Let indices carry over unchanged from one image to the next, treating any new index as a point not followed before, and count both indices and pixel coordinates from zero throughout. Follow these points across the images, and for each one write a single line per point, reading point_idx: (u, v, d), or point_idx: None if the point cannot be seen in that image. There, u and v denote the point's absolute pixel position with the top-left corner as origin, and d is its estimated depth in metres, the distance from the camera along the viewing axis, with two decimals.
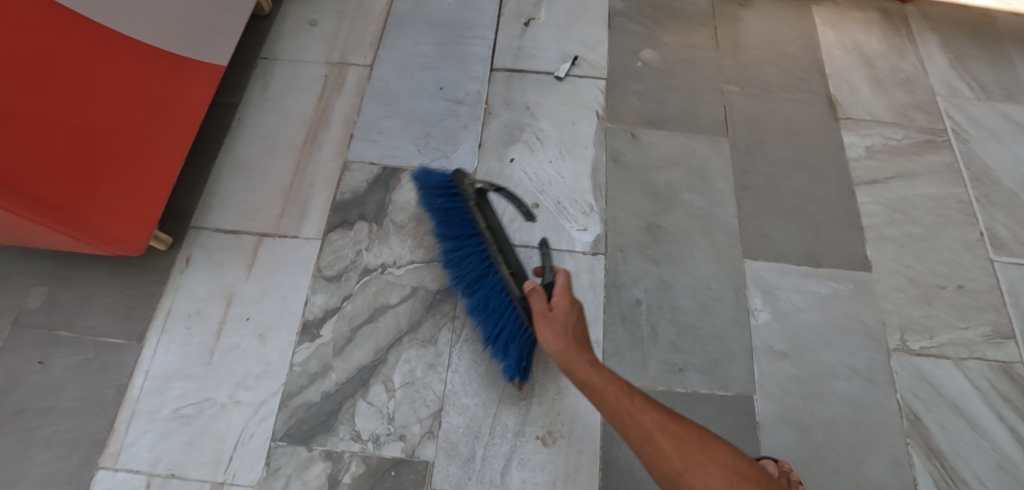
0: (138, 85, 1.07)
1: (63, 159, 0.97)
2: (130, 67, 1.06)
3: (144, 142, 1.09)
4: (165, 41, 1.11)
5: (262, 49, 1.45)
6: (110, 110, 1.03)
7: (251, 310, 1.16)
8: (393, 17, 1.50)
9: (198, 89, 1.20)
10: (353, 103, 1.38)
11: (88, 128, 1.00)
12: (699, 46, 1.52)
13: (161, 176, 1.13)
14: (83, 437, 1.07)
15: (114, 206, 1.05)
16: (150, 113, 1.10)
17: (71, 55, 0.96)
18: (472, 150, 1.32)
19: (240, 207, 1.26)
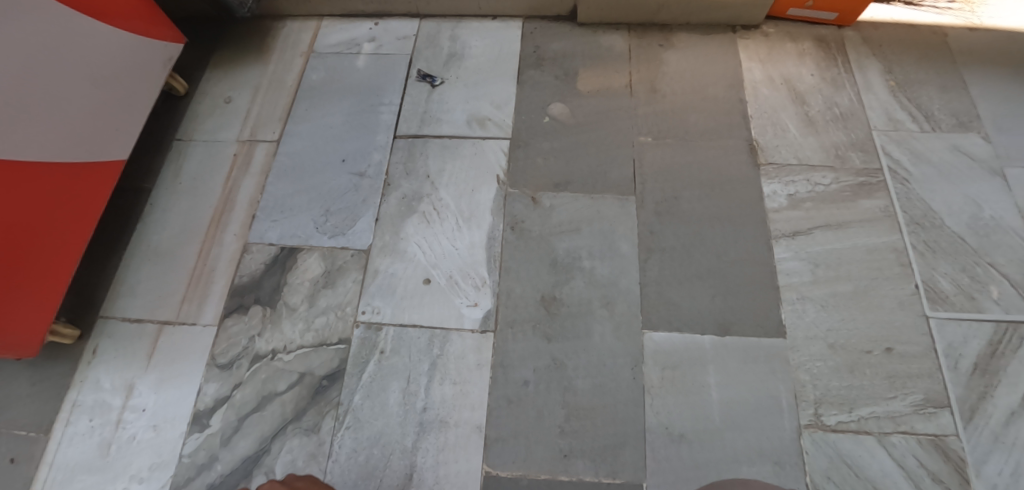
0: (44, 196, 1.11)
1: None
2: (36, 181, 1.10)
3: (47, 249, 1.13)
4: (64, 152, 1.15)
5: (178, 130, 1.49)
6: (12, 225, 1.05)
7: (147, 401, 1.19)
8: (304, 89, 1.52)
9: (100, 188, 1.24)
10: (259, 181, 1.39)
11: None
12: (613, 95, 1.46)
13: (59, 278, 1.17)
14: None
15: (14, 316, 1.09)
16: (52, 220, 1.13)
17: None
18: (369, 225, 1.31)
19: (147, 295, 1.29)
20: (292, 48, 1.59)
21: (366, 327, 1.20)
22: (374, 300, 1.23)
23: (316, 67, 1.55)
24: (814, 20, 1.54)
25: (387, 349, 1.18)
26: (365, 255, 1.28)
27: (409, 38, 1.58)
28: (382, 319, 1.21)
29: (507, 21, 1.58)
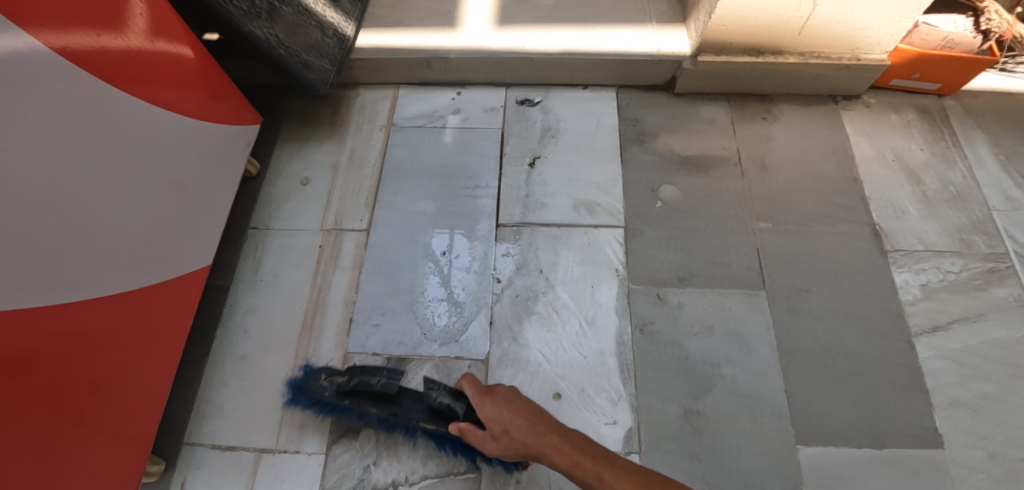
0: (128, 332, 0.96)
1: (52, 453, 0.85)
2: (119, 317, 0.94)
3: (132, 388, 0.98)
4: (149, 273, 1.00)
5: (252, 216, 1.35)
6: (94, 373, 0.90)
7: None
8: (389, 169, 1.40)
9: (185, 303, 1.09)
10: (351, 278, 1.26)
11: (76, 405, 0.88)
12: (723, 175, 1.37)
13: (148, 416, 1.02)
14: None
15: (102, 470, 0.94)
16: (126, 368, 0.96)
17: (64, 341, 0.84)
18: (483, 330, 1.20)
19: (238, 416, 1.15)
20: (369, 122, 1.47)
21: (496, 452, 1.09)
22: None
23: (397, 143, 1.43)
24: (916, 89, 1.49)
25: (524, 478, 1.07)
26: (483, 366, 1.16)
27: (497, 110, 1.47)
28: None
29: (600, 91, 1.49)
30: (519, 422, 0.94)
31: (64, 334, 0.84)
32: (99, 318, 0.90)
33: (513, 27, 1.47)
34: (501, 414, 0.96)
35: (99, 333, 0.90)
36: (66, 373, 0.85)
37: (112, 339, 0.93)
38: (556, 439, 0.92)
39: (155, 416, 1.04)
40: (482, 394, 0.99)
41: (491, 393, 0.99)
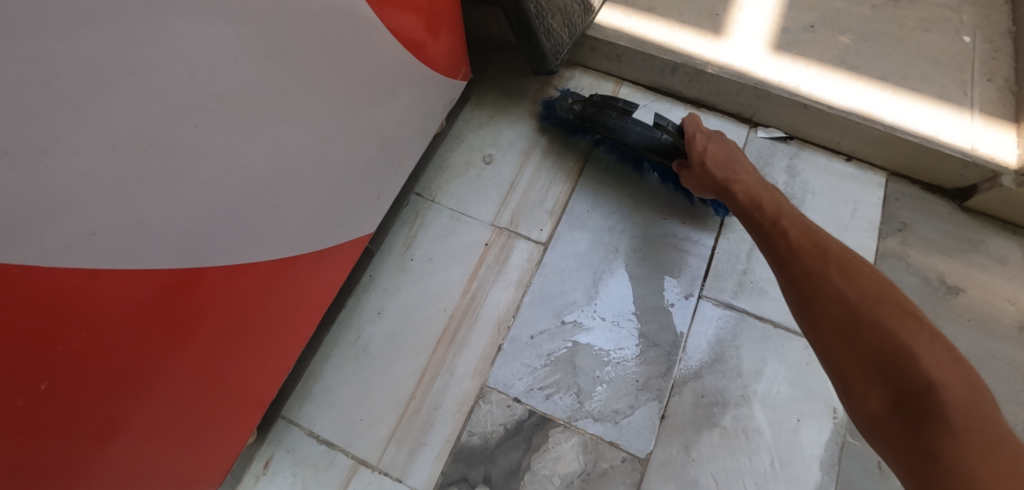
0: (259, 305, 0.70)
1: (133, 453, 0.60)
2: (256, 288, 0.67)
3: (241, 368, 0.75)
4: (328, 233, 0.82)
5: (421, 179, 1.16)
6: (208, 355, 0.65)
7: None
8: (589, 178, 1.16)
9: (329, 275, 0.87)
10: (512, 296, 1.04)
11: (174, 396, 0.62)
12: (999, 336, 1.05)
13: (254, 393, 0.82)
14: None
15: (189, 456, 0.73)
16: (224, 353, 0.68)
17: (181, 320, 0.56)
18: (650, 421, 0.96)
19: (345, 410, 0.97)
20: None
21: None
22: None
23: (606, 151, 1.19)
24: None
25: None
26: (641, 467, 0.93)
27: None
28: None
29: (864, 170, 1.19)
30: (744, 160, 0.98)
31: (170, 312, 0.54)
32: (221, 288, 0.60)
33: (791, 57, 1.17)
34: (730, 148, 0.99)
35: (211, 308, 0.60)
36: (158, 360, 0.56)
37: (224, 317, 0.64)
38: (845, 263, 0.71)
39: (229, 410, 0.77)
40: (699, 131, 1.01)
41: (709, 134, 1.01)
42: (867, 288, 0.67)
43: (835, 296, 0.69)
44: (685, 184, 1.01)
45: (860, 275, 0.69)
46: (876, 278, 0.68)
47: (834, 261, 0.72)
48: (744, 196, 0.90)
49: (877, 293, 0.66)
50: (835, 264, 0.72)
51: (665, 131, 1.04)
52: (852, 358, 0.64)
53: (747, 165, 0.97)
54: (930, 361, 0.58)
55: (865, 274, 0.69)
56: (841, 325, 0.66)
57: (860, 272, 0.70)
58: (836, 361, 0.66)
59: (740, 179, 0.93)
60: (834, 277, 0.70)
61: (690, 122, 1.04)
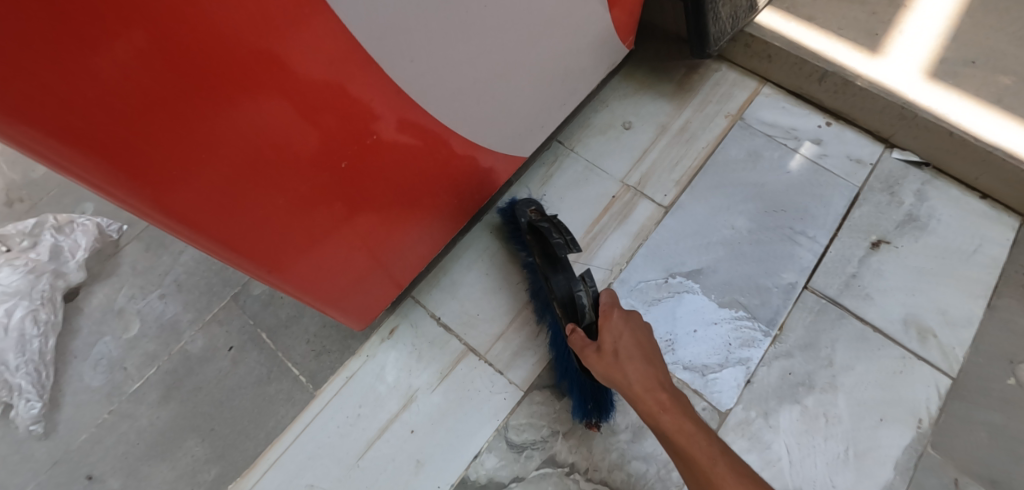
0: (428, 153, 0.78)
1: (331, 255, 0.73)
2: (428, 133, 0.74)
3: (410, 215, 0.85)
4: (503, 141, 0.96)
5: (564, 130, 1.28)
6: (385, 187, 0.74)
7: (421, 426, 1.00)
8: (717, 160, 1.24)
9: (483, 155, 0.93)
10: (628, 246, 1.15)
11: (360, 215, 0.73)
12: None
13: (417, 249, 0.95)
14: (230, 453, 1.02)
15: (369, 284, 0.88)
16: (374, 208, 0.76)
17: (368, 140, 0.65)
18: (736, 383, 1.02)
19: (465, 304, 1.10)
20: (718, 102, 1.31)
21: None
22: None
23: (738, 140, 1.26)
24: None
25: None
26: (719, 419, 1.00)
27: (864, 164, 1.23)
28: None
29: (998, 211, 1.18)
30: (636, 352, 0.84)
31: (326, 148, 0.60)
32: (368, 138, 0.65)
33: (945, 86, 1.18)
34: (623, 329, 0.86)
35: (360, 158, 0.66)
36: (336, 182, 0.65)
37: (371, 170, 0.69)
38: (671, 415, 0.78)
39: (394, 259, 0.89)
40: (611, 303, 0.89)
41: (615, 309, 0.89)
42: (690, 431, 0.76)
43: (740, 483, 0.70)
44: (591, 366, 0.86)
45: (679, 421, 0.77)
46: (691, 424, 0.77)
47: (662, 410, 0.79)
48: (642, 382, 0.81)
49: (692, 441, 0.75)
50: (666, 407, 0.79)
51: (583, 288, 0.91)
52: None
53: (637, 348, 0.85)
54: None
55: (684, 421, 0.77)
56: (684, 466, 0.75)
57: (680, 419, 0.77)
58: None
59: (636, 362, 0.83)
60: (670, 423, 0.78)
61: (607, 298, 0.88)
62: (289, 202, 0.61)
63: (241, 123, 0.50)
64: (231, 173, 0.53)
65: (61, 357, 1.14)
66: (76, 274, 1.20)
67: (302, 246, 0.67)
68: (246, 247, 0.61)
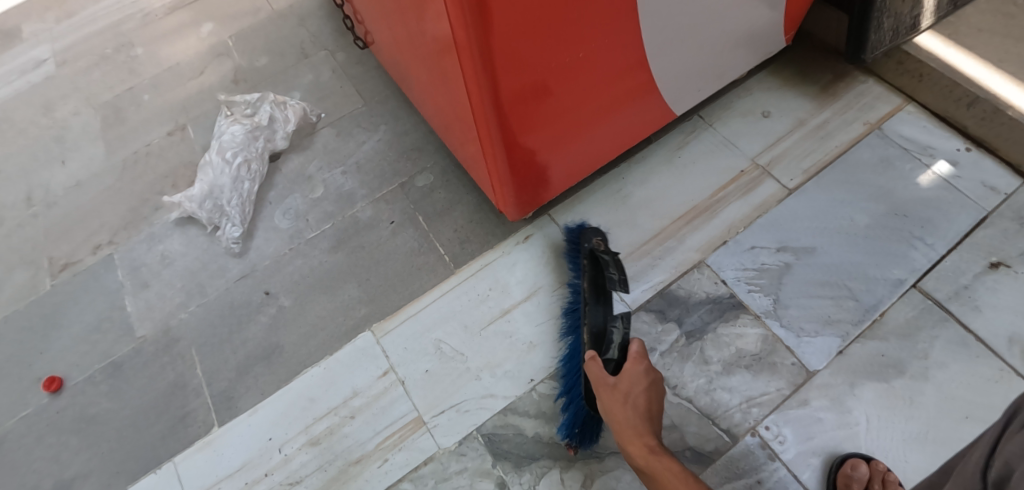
0: (618, 78, 0.96)
1: (530, 142, 0.94)
2: (625, 60, 0.93)
3: (586, 133, 1.04)
4: (668, 89, 1.12)
5: (706, 108, 1.42)
6: (582, 100, 0.94)
7: (539, 316, 1.16)
8: (848, 160, 1.32)
9: (650, 99, 1.10)
10: (748, 214, 1.26)
11: (560, 116, 0.93)
12: None
13: (577, 167, 1.13)
14: (378, 300, 1.22)
15: (538, 183, 1.08)
16: (570, 113, 0.95)
17: (589, 53, 0.85)
18: (828, 350, 1.11)
19: (593, 230, 1.26)
20: (859, 110, 1.38)
21: (762, 447, 1.03)
22: (785, 426, 1.04)
23: (872, 146, 1.33)
24: None
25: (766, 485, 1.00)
26: (806, 376, 1.08)
27: (998, 192, 1.24)
28: (781, 451, 1.02)
29: None
30: (642, 404, 0.88)
31: (541, 48, 0.76)
32: (570, 39, 0.79)
33: None
34: (641, 379, 0.90)
35: (560, 56, 0.80)
36: (560, 80, 0.85)
37: (564, 70, 0.84)
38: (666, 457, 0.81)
39: (564, 156, 1.05)
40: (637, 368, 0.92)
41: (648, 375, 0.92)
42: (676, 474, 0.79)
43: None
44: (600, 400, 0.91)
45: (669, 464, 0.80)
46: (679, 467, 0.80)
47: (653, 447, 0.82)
48: (631, 421, 0.86)
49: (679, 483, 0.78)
50: (654, 448, 0.82)
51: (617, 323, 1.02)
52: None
53: (643, 401, 0.88)
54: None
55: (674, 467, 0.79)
56: None
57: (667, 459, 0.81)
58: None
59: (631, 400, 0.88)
60: (653, 460, 0.81)
61: (634, 339, 0.97)
62: (530, 86, 0.81)
63: (502, 28, 0.69)
64: (482, 55, 0.70)
65: (260, 201, 1.41)
66: (281, 143, 1.48)
67: (507, 123, 0.85)
68: (493, 115, 0.82)
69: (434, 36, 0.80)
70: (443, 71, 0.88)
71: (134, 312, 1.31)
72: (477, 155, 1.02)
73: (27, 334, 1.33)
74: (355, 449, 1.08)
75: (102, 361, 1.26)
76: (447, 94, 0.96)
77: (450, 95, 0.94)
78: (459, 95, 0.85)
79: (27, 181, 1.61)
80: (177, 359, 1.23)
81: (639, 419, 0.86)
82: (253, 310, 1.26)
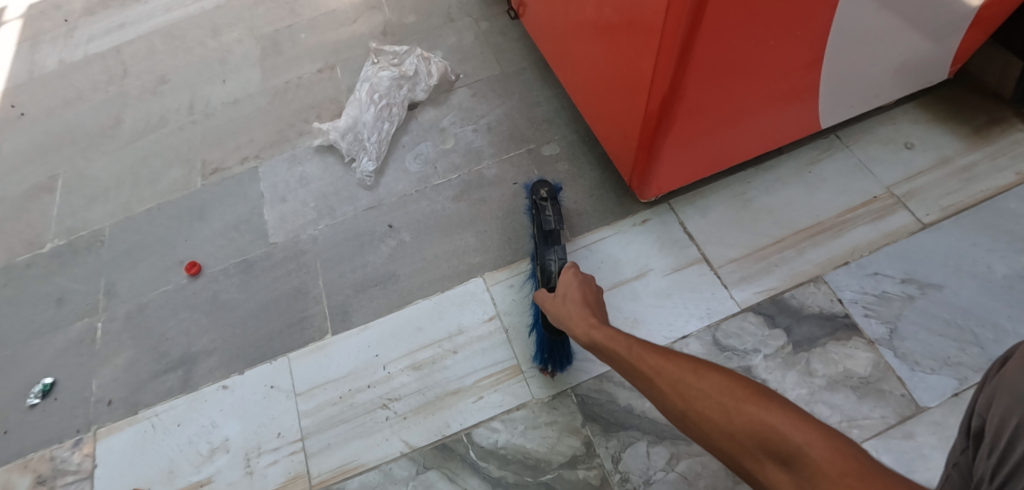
0: (792, 72, 0.95)
1: (691, 120, 0.94)
2: (805, 52, 0.91)
3: (740, 124, 1.03)
4: (827, 97, 1.09)
5: (845, 128, 1.39)
6: (751, 86, 0.93)
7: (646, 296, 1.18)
8: (993, 206, 1.24)
9: (809, 103, 1.08)
10: (875, 240, 1.23)
11: (728, 97, 0.93)
12: None
13: (718, 161, 1.12)
14: (492, 252, 1.27)
15: (678, 167, 1.08)
16: (736, 98, 0.94)
17: (780, 36, 0.84)
18: (944, 390, 1.05)
19: (712, 226, 1.26)
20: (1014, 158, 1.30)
21: None
22: (885, 454, 1.01)
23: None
24: None
25: None
26: (915, 410, 1.04)
27: None
28: None
29: None
30: (578, 297, 0.90)
31: (743, 19, 0.76)
32: (774, 23, 0.78)
33: None
34: (571, 280, 0.93)
35: (761, 30, 0.80)
36: (743, 59, 0.85)
37: (752, 52, 0.83)
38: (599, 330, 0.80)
39: (712, 145, 1.05)
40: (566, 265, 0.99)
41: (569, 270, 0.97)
42: (645, 354, 0.68)
43: (672, 383, 0.63)
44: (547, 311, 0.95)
45: (620, 340, 0.74)
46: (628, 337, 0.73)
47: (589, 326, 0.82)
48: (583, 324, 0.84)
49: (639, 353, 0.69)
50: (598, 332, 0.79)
51: (555, 255, 1.11)
52: (719, 447, 0.57)
53: (576, 297, 0.90)
54: (791, 429, 0.51)
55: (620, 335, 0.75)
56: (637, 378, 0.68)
57: (621, 348, 0.72)
58: (707, 446, 0.59)
59: (564, 301, 0.91)
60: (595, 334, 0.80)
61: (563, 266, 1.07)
62: (717, 57, 0.81)
63: None
64: (693, 12, 0.71)
65: (394, 143, 1.51)
66: (421, 96, 1.58)
67: (682, 93, 0.86)
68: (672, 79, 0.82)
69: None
70: (626, 31, 0.89)
71: (270, 221, 1.43)
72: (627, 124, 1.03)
73: (175, 222, 1.47)
74: (452, 381, 1.13)
75: (237, 257, 1.39)
76: (617, 57, 0.96)
77: (621, 58, 0.95)
78: (641, 57, 0.86)
79: (191, 92, 1.76)
80: (302, 268, 1.34)
81: (592, 323, 0.83)
82: (376, 238, 1.35)
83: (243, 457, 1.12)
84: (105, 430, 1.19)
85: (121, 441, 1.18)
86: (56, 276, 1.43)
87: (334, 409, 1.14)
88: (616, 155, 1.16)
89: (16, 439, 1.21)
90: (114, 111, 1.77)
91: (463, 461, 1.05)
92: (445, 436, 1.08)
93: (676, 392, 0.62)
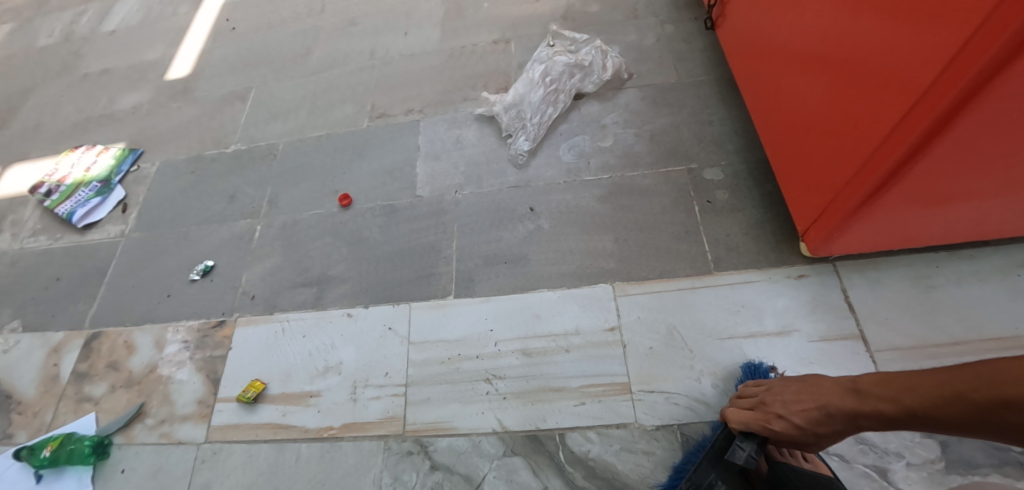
0: None
1: (913, 185, 0.85)
2: None
3: (963, 211, 0.91)
4: None
5: None
6: (1001, 174, 0.82)
7: (783, 356, 1.07)
8: None
9: None
10: None
11: (968, 176, 0.82)
12: None
13: (915, 240, 1.00)
14: (627, 264, 1.22)
15: (869, 232, 0.98)
16: (975, 181, 0.83)
17: None
18: None
19: (880, 304, 1.10)
20: None
21: None
22: None
23: None
24: None
25: None
26: None
27: None
28: None
29: None
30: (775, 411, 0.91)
31: None
32: None
33: None
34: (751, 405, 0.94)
35: None
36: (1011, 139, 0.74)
37: None
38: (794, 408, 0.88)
39: (917, 221, 0.94)
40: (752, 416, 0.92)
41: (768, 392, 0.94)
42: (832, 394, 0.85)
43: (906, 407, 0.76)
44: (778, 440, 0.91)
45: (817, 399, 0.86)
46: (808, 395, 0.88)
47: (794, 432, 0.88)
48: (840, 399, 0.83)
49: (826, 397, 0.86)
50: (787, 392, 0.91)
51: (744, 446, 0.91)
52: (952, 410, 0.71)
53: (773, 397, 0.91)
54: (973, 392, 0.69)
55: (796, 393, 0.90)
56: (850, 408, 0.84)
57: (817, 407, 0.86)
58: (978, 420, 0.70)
59: (788, 417, 0.88)
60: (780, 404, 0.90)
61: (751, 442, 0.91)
62: (984, 125, 0.72)
63: None
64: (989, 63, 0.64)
65: (553, 129, 1.44)
66: (590, 88, 1.49)
67: (920, 151, 0.78)
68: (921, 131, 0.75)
69: (903, 38, 0.74)
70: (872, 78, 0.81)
71: (421, 174, 1.44)
72: (832, 174, 0.94)
73: (336, 155, 1.52)
74: (558, 378, 1.12)
75: (384, 200, 1.41)
76: (843, 103, 0.88)
77: (849, 106, 0.88)
78: (892, 110, 0.78)
79: (375, 40, 1.75)
80: (437, 228, 1.35)
81: (847, 386, 0.83)
82: (515, 218, 1.33)
83: (352, 383, 1.19)
84: (243, 320, 1.32)
85: (254, 334, 1.29)
86: (230, 176, 1.54)
87: (441, 367, 1.18)
88: (796, 199, 1.08)
89: (172, 306, 1.37)
90: (307, 40, 1.86)
91: (551, 459, 1.05)
92: (539, 429, 1.08)
93: (991, 411, 0.67)
